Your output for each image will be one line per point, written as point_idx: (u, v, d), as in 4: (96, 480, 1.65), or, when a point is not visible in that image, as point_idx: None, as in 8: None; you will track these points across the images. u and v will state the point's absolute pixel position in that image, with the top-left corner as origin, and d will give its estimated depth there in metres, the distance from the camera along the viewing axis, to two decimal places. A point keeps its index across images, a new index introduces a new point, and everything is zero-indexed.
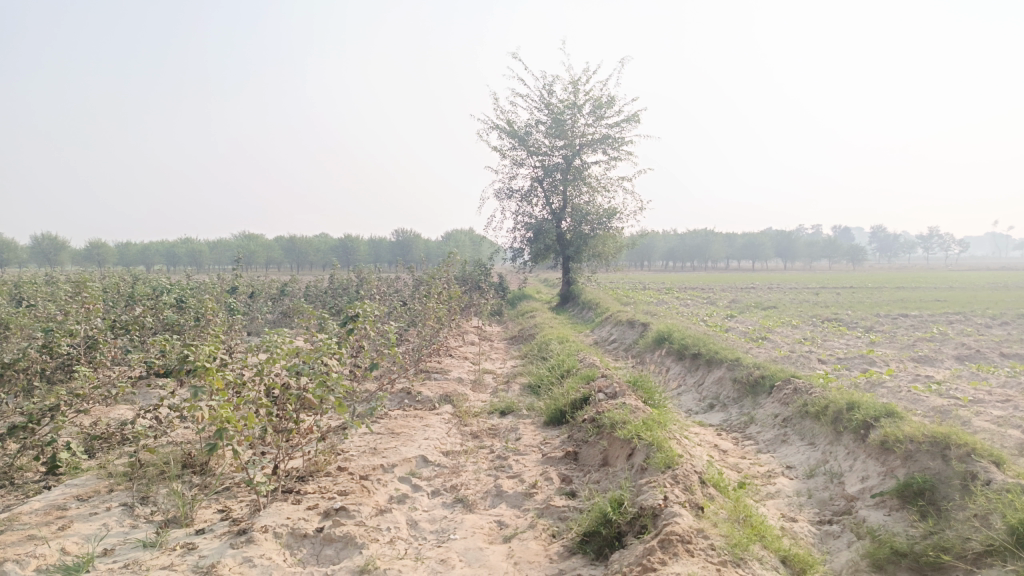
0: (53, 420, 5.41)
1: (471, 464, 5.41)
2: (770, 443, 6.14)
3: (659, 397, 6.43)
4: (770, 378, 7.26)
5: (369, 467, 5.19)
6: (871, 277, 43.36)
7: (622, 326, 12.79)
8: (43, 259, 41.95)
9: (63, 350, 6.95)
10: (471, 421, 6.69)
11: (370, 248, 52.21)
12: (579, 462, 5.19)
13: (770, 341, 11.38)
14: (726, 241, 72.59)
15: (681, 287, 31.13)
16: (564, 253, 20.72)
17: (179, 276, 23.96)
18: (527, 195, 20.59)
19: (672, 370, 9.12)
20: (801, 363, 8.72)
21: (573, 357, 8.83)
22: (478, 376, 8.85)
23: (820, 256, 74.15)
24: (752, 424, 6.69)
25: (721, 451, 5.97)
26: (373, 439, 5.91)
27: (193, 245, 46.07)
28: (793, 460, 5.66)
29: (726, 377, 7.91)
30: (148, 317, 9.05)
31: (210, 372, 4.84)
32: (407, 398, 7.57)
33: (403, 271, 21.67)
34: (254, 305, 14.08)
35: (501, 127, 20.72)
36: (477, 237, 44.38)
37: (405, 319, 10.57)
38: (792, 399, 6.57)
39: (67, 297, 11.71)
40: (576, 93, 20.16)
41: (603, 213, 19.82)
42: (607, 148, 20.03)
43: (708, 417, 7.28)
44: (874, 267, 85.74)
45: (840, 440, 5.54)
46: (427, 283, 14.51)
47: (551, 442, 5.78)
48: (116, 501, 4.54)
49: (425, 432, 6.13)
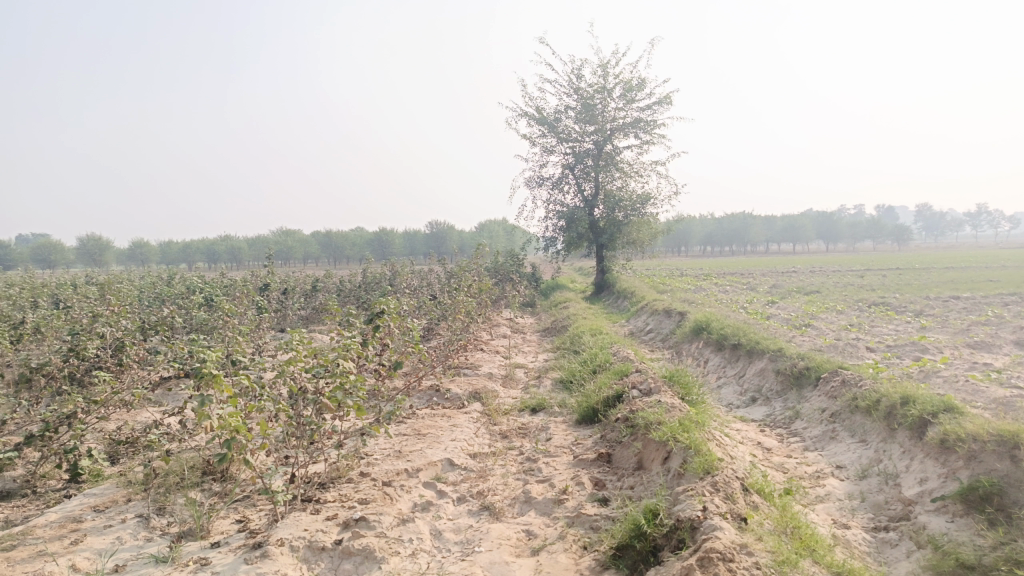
0: (72, 428, 5.32)
1: (499, 467, 5.16)
2: (818, 440, 5.79)
3: (696, 392, 6.10)
4: (816, 369, 6.87)
5: (392, 471, 4.97)
6: (919, 257, 41.98)
7: (659, 315, 12.43)
8: (89, 260, 42.96)
9: (88, 353, 6.86)
10: (501, 420, 6.45)
11: (405, 241, 52.41)
12: (613, 464, 4.91)
13: (814, 328, 10.90)
14: (764, 224, 71.07)
15: (719, 273, 30.42)
16: (598, 241, 20.32)
17: (217, 273, 24.27)
18: (559, 183, 20.27)
19: (711, 361, 8.76)
20: (848, 352, 8.29)
21: (607, 350, 8.52)
22: (509, 372, 8.61)
23: (863, 237, 72.12)
24: (798, 419, 6.33)
25: (765, 450, 5.63)
26: (399, 441, 5.69)
27: (232, 241, 46.77)
28: (844, 459, 5.29)
29: (768, 369, 7.53)
30: (177, 317, 9.00)
31: (219, 380, 4.46)
32: (435, 396, 7.36)
33: (435, 264, 21.52)
34: (287, 301, 14.05)
35: (530, 114, 20.39)
36: (510, 227, 44.28)
37: (435, 313, 10.37)
38: (841, 392, 6.18)
39: (101, 298, 11.78)
40: (606, 77, 19.74)
41: (637, 199, 19.38)
42: (640, 133, 19.57)
43: (751, 412, 6.92)
44: (921, 246, 83.17)
45: (894, 437, 5.16)
46: (458, 275, 14.32)
47: (584, 443, 5.51)
48: (132, 512, 4.39)
49: (453, 433, 5.90)
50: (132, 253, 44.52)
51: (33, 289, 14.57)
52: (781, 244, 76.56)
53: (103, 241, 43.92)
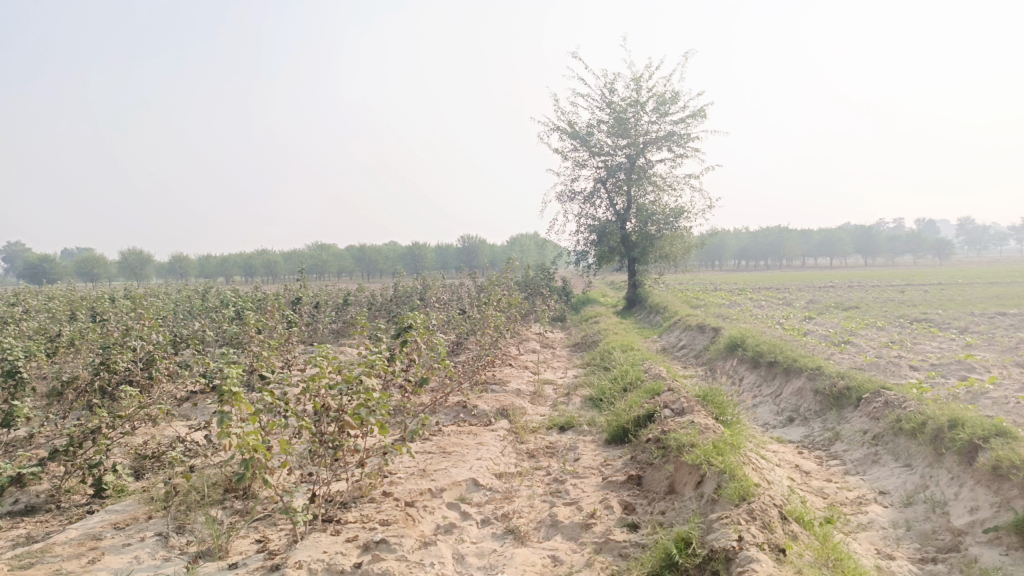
0: (96, 443, 5.29)
1: (526, 488, 5.01)
2: (860, 464, 5.53)
3: (731, 412, 5.88)
4: (857, 389, 6.60)
5: (416, 491, 4.84)
6: (961, 272, 40.81)
7: (692, 331, 12.17)
8: (130, 274, 43.83)
9: (118, 367, 6.87)
10: (528, 438, 6.30)
11: (438, 255, 52.62)
12: (644, 487, 4.73)
13: (854, 345, 10.56)
14: (800, 238, 69.92)
15: (754, 287, 29.86)
16: (630, 255, 20.09)
17: (251, 286, 24.50)
18: (590, 197, 20.12)
19: (747, 380, 8.50)
20: (890, 371, 7.98)
21: (638, 367, 8.30)
22: (537, 388, 8.45)
23: (903, 251, 70.63)
24: (838, 441, 6.07)
25: (803, 474, 5.40)
26: (424, 460, 5.57)
27: (268, 255, 47.45)
28: (887, 484, 5.03)
29: (806, 388, 7.26)
30: (207, 331, 9.04)
31: (240, 397, 4.31)
32: (462, 413, 7.24)
33: (466, 278, 21.49)
34: (318, 315, 14.09)
35: (562, 128, 20.31)
36: (542, 241, 44.22)
37: (464, 328, 10.28)
38: (883, 413, 5.91)
39: (136, 310, 11.93)
40: (639, 90, 19.60)
41: (670, 213, 19.13)
42: (673, 146, 19.35)
43: (788, 433, 6.67)
44: (964, 261, 81.05)
45: (942, 462, 4.89)
46: (488, 289, 14.22)
47: (613, 464, 5.33)
48: (152, 530, 4.33)
49: (479, 451, 5.76)
50: (172, 267, 45.43)
51: (72, 301, 14.87)
52: (818, 258, 75.23)
53: (143, 255, 44.84)
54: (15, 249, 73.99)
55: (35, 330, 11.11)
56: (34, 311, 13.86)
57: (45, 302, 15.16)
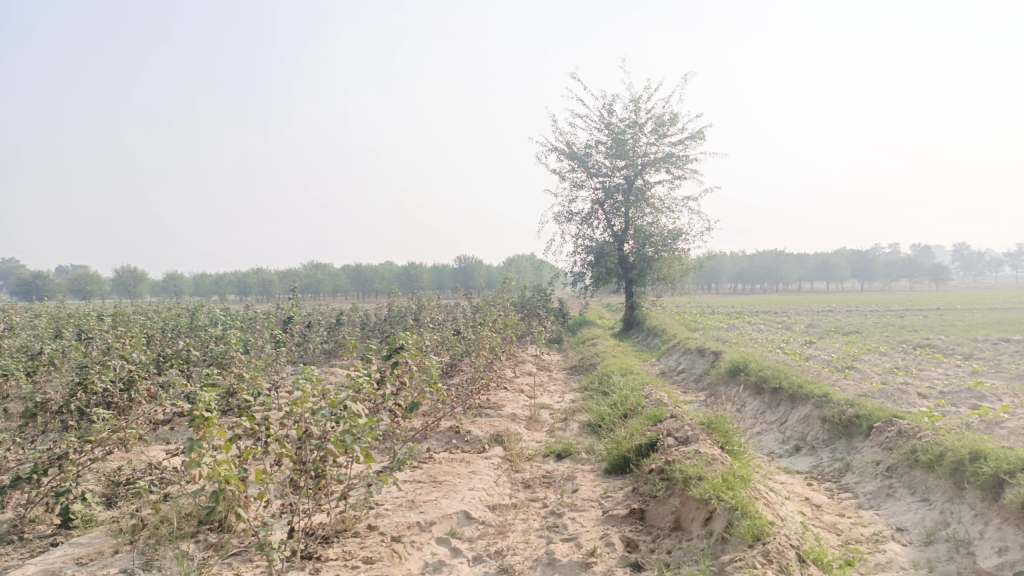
0: (63, 470, 4.97)
1: (521, 522, 4.70)
2: (873, 498, 5.23)
3: (737, 441, 5.58)
4: (868, 418, 6.33)
5: (403, 525, 4.52)
6: (959, 298, 40.57)
7: (692, 354, 11.89)
8: (123, 290, 43.47)
9: (95, 388, 6.54)
10: (523, 467, 5.99)
11: (434, 275, 52.39)
12: (647, 523, 4.42)
13: (858, 371, 10.29)
14: (797, 261, 69.82)
15: (752, 311, 29.64)
16: (627, 277, 19.87)
17: (245, 305, 24.19)
18: (587, 218, 19.94)
19: (750, 406, 8.21)
20: (900, 398, 7.71)
21: (638, 391, 8.01)
22: (533, 413, 8.15)
23: (900, 276, 70.67)
24: (849, 473, 5.78)
25: (815, 508, 5.10)
26: (413, 490, 5.26)
27: (263, 273, 47.15)
28: (905, 520, 4.73)
29: (813, 416, 6.98)
30: (192, 350, 8.74)
31: (212, 424, 3.97)
32: (455, 439, 6.93)
33: (461, 299, 21.21)
34: (309, 334, 13.78)
35: (559, 149, 20.18)
36: (539, 263, 44.08)
37: (458, 349, 9.99)
38: (897, 444, 5.62)
39: (121, 328, 11.59)
40: (637, 112, 19.51)
41: (668, 234, 18.93)
42: (671, 168, 19.21)
43: (795, 462, 6.38)
44: (961, 286, 81.04)
45: (963, 498, 4.61)
46: (484, 310, 13.96)
47: (614, 496, 5.03)
48: (117, 566, 4.00)
49: (471, 481, 5.45)
50: (166, 286, 45.09)
51: (59, 318, 14.55)
52: (815, 283, 75.18)
53: (137, 272, 44.51)
54: (10, 265, 73.64)
55: (17, 347, 10.81)
56: (18, 328, 13.54)
57: (30, 319, 14.82)
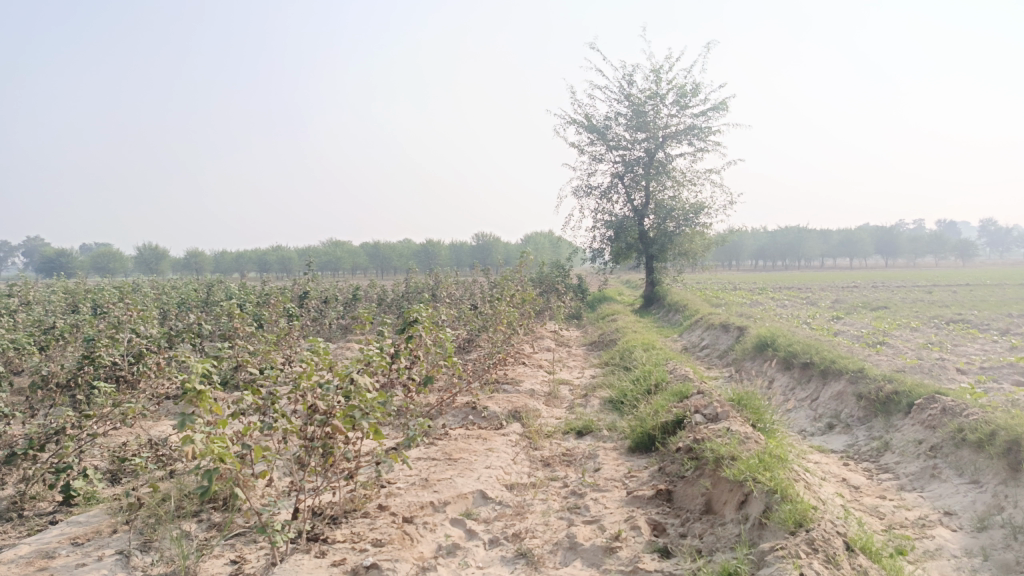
0: (61, 445, 4.76)
1: (539, 502, 4.44)
2: (916, 479, 4.91)
3: (769, 418, 5.26)
4: (907, 394, 5.98)
5: (415, 505, 4.26)
6: (988, 274, 39.75)
7: (715, 330, 11.54)
8: (145, 267, 43.79)
9: (102, 362, 6.33)
10: (542, 444, 5.72)
11: (452, 253, 52.18)
12: (674, 505, 4.14)
13: (891, 347, 9.90)
14: (820, 237, 68.66)
15: (773, 287, 29.07)
16: (648, 252, 19.47)
17: (265, 282, 24.12)
18: (607, 192, 19.51)
19: (779, 382, 7.88)
20: (938, 374, 7.33)
21: (662, 367, 7.71)
22: (553, 388, 7.87)
23: (925, 252, 69.43)
24: (888, 452, 5.46)
25: (853, 489, 4.79)
26: (427, 467, 5.00)
27: (282, 251, 47.21)
28: (952, 504, 4.40)
29: (847, 392, 6.63)
30: (204, 324, 8.53)
31: (206, 397, 3.59)
32: (471, 415, 6.67)
33: (479, 276, 20.92)
34: (325, 310, 13.59)
35: (578, 121, 19.71)
36: (558, 240, 43.77)
37: (475, 324, 9.72)
38: (941, 422, 5.27)
39: (136, 303, 11.44)
40: (658, 82, 18.97)
41: (689, 209, 18.46)
42: (693, 140, 18.71)
43: (828, 441, 6.05)
44: (988, 262, 79.43)
45: (1018, 480, 4.26)
46: (502, 285, 13.69)
47: (639, 475, 4.75)
48: (112, 548, 3.79)
49: (487, 459, 5.19)
50: (187, 263, 45.27)
51: (75, 294, 14.47)
52: (838, 260, 74.08)
53: (159, 250, 44.77)
54: (35, 244, 74.75)
55: (31, 322, 10.71)
56: (35, 303, 13.48)
57: (48, 295, 14.76)
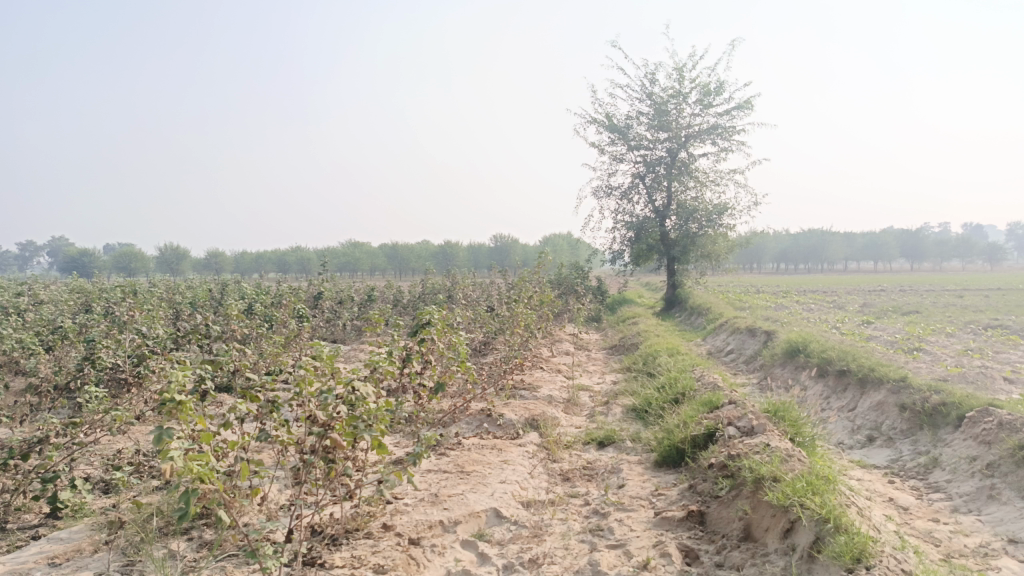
0: (43, 455, 4.46)
1: (559, 522, 4.07)
2: (972, 500, 4.47)
3: (809, 432, 4.84)
4: (956, 406, 5.54)
5: (423, 525, 3.91)
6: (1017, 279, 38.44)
7: (741, 334, 11.10)
8: (166, 267, 43.95)
9: (102, 365, 6.04)
10: (562, 456, 5.35)
11: (471, 255, 51.97)
12: (708, 529, 3.76)
13: (928, 354, 9.40)
14: (844, 241, 67.63)
15: (799, 291, 28.44)
16: (669, 254, 18.99)
17: (285, 283, 23.97)
18: (628, 192, 19.09)
19: (812, 391, 7.44)
20: (986, 384, 6.85)
21: (688, 373, 7.30)
22: (572, 395, 7.48)
23: (951, 257, 68.19)
24: (938, 470, 5.03)
25: (903, 512, 4.36)
26: (437, 482, 4.65)
27: (301, 252, 47.19)
28: (1018, 530, 3.96)
29: (889, 403, 6.18)
30: (213, 325, 8.24)
31: (188, 409, 3.23)
32: (486, 423, 6.31)
33: (497, 278, 20.56)
34: (340, 311, 13.31)
35: (598, 120, 19.30)
36: (578, 242, 43.41)
37: (492, 327, 9.36)
38: (998, 437, 4.83)
39: (147, 303, 11.19)
40: (681, 80, 18.50)
41: (712, 209, 17.98)
42: (717, 139, 18.23)
43: (870, 456, 5.62)
44: (1017, 267, 77.83)
45: None
46: (519, 286, 13.36)
47: (668, 493, 4.36)
48: (90, 570, 3.46)
49: (502, 472, 4.82)
50: (208, 263, 45.42)
51: (86, 293, 14.32)
52: (862, 264, 72.92)
53: (180, 250, 45.02)
54: (60, 242, 75.74)
55: (39, 321, 10.51)
56: (47, 302, 13.33)
57: (62, 294, 14.60)
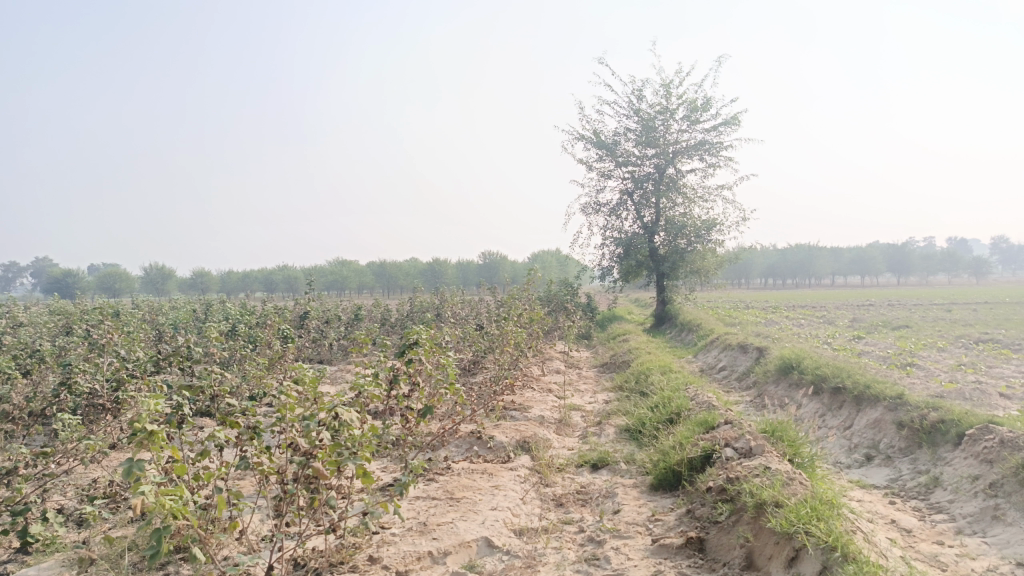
0: (11, 487, 4.25)
1: (553, 551, 3.92)
2: (977, 521, 4.35)
3: (808, 452, 4.72)
4: (955, 423, 5.44)
5: (411, 556, 3.74)
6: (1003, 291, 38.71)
7: (732, 351, 11.00)
8: (152, 287, 43.52)
9: (79, 390, 5.84)
10: (555, 480, 5.19)
11: (459, 272, 51.84)
12: (709, 556, 3.62)
13: (922, 369, 9.32)
14: (831, 256, 68.02)
15: (788, 306, 28.44)
16: (658, 270, 18.93)
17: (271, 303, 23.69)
18: (616, 209, 19.05)
19: (806, 408, 7.33)
20: (982, 400, 6.77)
21: (681, 392, 7.18)
22: (563, 415, 7.34)
23: (936, 270, 68.66)
24: (939, 489, 4.91)
25: (907, 534, 4.23)
26: (425, 510, 4.48)
27: (288, 271, 46.89)
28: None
29: (886, 420, 6.08)
30: (196, 347, 8.04)
31: (161, 439, 3.06)
32: (476, 445, 6.14)
33: (486, 295, 20.41)
34: (326, 331, 13.11)
35: (586, 137, 19.29)
36: (566, 259, 43.40)
37: (481, 345, 9.21)
38: (1000, 455, 4.72)
39: (129, 324, 10.96)
40: (668, 96, 18.55)
41: (701, 225, 17.95)
42: (705, 155, 18.25)
43: (869, 475, 5.50)
44: (1001, 280, 78.51)
45: None
46: (508, 304, 13.21)
47: (665, 518, 4.22)
48: None
49: (493, 498, 4.66)
50: (194, 283, 45.01)
51: (68, 314, 14.04)
52: (849, 278, 73.32)
53: (166, 270, 44.62)
54: (44, 263, 74.98)
55: (17, 344, 10.25)
56: (27, 325, 13.03)
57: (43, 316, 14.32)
